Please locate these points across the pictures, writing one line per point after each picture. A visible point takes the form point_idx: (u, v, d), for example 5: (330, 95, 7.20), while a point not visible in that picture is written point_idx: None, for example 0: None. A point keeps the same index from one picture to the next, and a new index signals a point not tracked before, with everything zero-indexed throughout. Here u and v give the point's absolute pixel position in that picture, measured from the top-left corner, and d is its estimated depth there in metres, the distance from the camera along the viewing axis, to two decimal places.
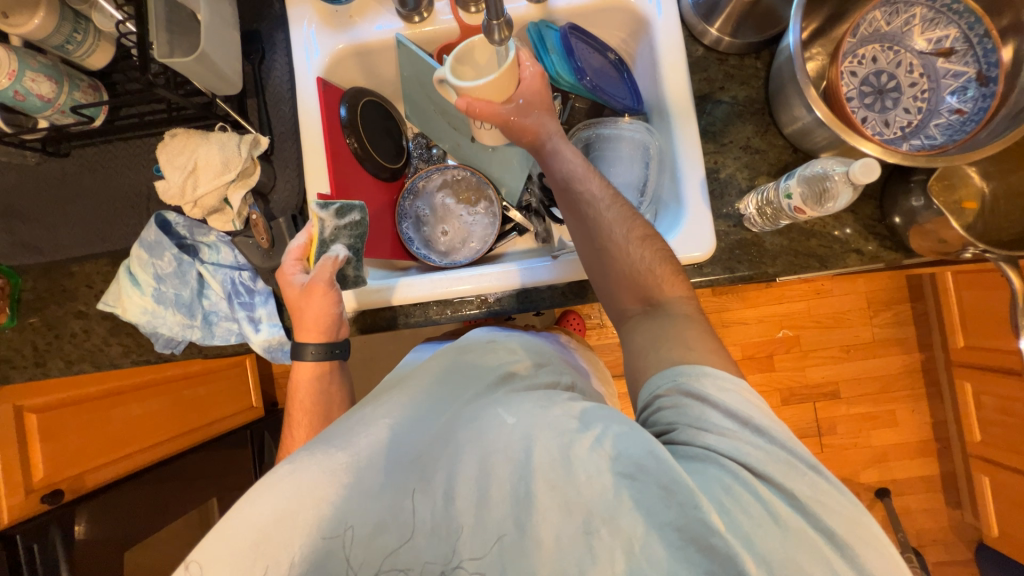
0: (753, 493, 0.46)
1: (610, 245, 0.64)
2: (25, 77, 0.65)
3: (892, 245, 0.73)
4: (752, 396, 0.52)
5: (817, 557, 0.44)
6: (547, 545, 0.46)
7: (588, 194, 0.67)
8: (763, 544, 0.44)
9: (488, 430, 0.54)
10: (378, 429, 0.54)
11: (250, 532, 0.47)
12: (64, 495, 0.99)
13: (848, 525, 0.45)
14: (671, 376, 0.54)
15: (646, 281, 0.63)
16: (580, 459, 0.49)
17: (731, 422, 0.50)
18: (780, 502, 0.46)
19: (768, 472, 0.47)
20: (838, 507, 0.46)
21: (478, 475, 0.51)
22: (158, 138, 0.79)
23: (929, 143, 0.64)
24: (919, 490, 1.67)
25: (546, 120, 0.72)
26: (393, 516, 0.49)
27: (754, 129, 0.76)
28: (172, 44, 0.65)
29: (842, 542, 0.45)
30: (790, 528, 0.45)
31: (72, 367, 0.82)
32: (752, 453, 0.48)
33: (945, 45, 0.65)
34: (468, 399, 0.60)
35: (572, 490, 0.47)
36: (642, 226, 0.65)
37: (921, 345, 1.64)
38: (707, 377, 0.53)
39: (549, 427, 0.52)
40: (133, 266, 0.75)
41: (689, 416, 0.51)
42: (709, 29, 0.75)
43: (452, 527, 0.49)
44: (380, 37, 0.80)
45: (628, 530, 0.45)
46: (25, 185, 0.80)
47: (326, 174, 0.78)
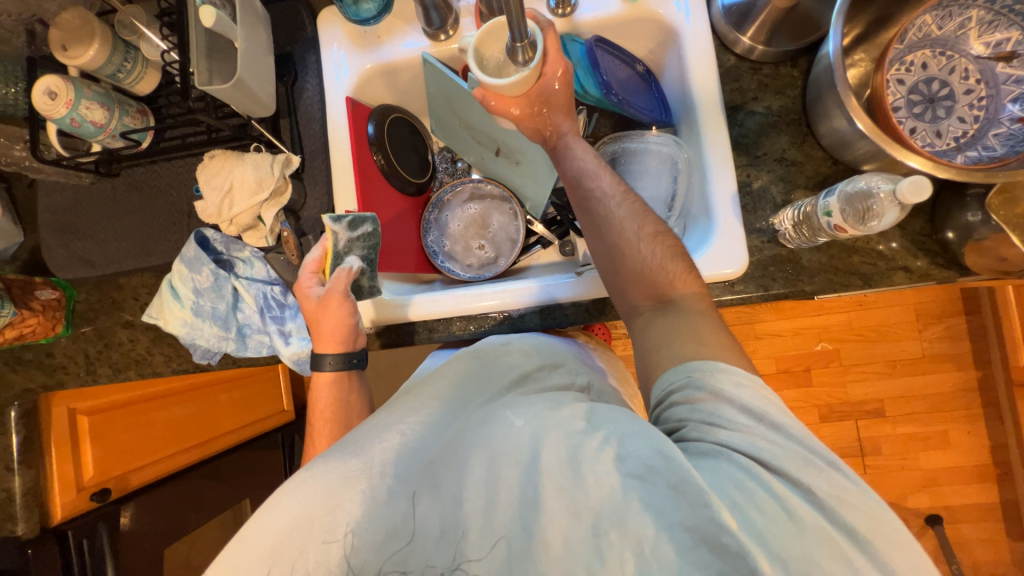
0: (770, 492, 0.43)
1: (621, 242, 0.63)
2: (80, 105, 0.70)
3: (945, 262, 0.68)
4: (770, 394, 0.50)
5: (837, 557, 0.41)
6: (556, 550, 0.45)
7: (599, 190, 0.66)
8: (779, 543, 0.41)
9: (495, 432, 0.53)
10: (391, 435, 0.56)
11: (268, 537, 0.49)
12: (111, 493, 1.05)
13: (868, 520, 0.43)
14: (686, 371, 0.52)
15: (656, 279, 0.61)
16: (588, 461, 0.47)
17: (746, 418, 0.48)
18: (797, 499, 0.43)
19: (785, 468, 0.44)
20: (857, 503, 0.43)
21: (486, 475, 0.50)
22: (199, 158, 0.83)
23: (988, 155, 0.59)
24: (975, 518, 1.55)
25: (561, 119, 0.71)
26: (404, 522, 0.49)
27: (790, 141, 0.72)
28: (211, 71, 0.69)
29: (863, 539, 0.42)
30: (808, 526, 0.42)
31: (119, 374, 0.87)
32: (768, 449, 0.45)
33: (1006, 48, 0.60)
34: (479, 402, 0.60)
35: (580, 493, 0.46)
36: (654, 223, 0.64)
37: (978, 362, 1.53)
38: (722, 373, 0.50)
39: (558, 427, 0.51)
40: (173, 281, 0.78)
41: (701, 412, 0.49)
42: (741, 37, 0.72)
43: (458, 531, 0.48)
44: (407, 56, 0.82)
45: (637, 531, 0.43)
46: (80, 203, 0.85)
47: (354, 191, 0.80)
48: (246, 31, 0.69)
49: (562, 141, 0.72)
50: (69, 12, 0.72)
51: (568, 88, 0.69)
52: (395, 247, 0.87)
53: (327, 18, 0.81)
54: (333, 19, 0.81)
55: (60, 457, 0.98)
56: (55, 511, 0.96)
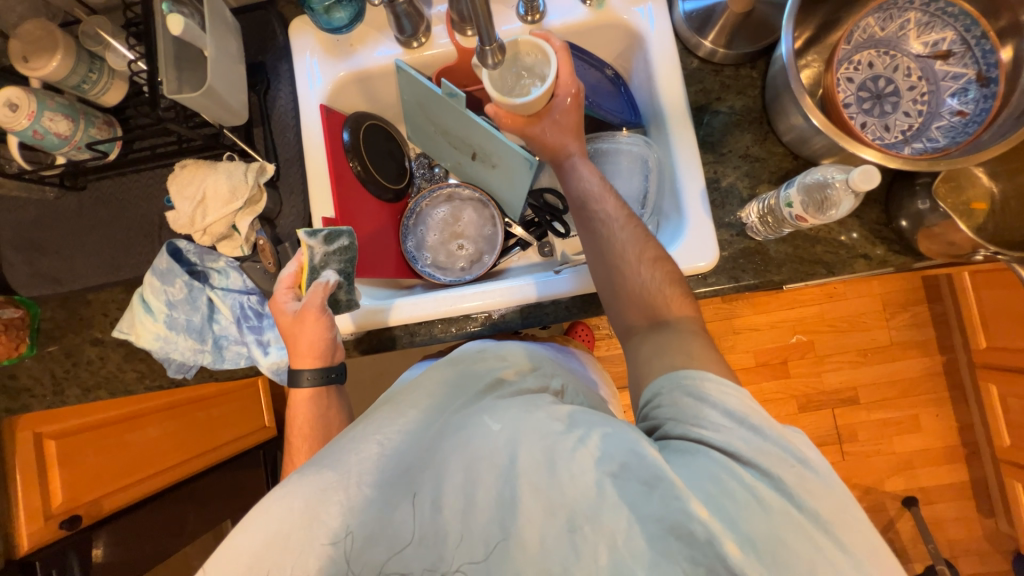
0: (741, 483, 0.44)
1: (621, 264, 0.64)
2: (43, 117, 0.69)
3: (901, 249, 0.72)
4: (754, 401, 0.50)
5: (802, 536, 0.42)
6: (532, 547, 0.47)
7: (603, 213, 0.67)
8: (748, 528, 0.43)
9: (473, 436, 0.54)
10: (369, 446, 0.54)
11: (243, 557, 0.48)
12: (82, 520, 1.01)
13: (834, 507, 0.44)
14: (675, 378, 0.52)
15: (654, 302, 0.61)
16: (563, 461, 0.49)
17: (729, 420, 0.48)
18: (767, 489, 0.44)
19: (757, 462, 0.45)
20: (824, 493, 0.44)
21: (466, 484, 0.51)
22: (170, 169, 0.82)
23: (932, 146, 0.63)
24: (948, 498, 1.61)
25: (570, 139, 0.73)
26: (382, 527, 0.50)
27: (753, 138, 0.76)
28: (180, 80, 0.68)
29: (828, 525, 0.43)
30: (775, 511, 0.43)
31: (88, 394, 0.84)
32: (744, 446, 0.46)
33: (942, 47, 0.64)
34: (460, 408, 0.60)
35: (556, 491, 0.48)
36: (654, 248, 0.64)
37: (941, 347, 1.60)
38: (709, 380, 0.51)
39: (535, 429, 0.52)
40: (145, 294, 0.77)
41: (685, 413, 0.50)
42: (703, 41, 0.75)
43: (440, 535, 0.49)
44: (380, 64, 0.82)
45: (610, 527, 0.45)
46: (44, 219, 0.83)
47: (330, 198, 0.80)
48: (215, 40, 0.69)
49: (572, 160, 0.72)
50: (29, 23, 0.70)
51: (579, 112, 0.73)
52: (373, 253, 0.87)
53: (299, 28, 0.82)
54: (305, 28, 0.82)
55: (27, 487, 0.94)
56: (21, 540, 0.92)
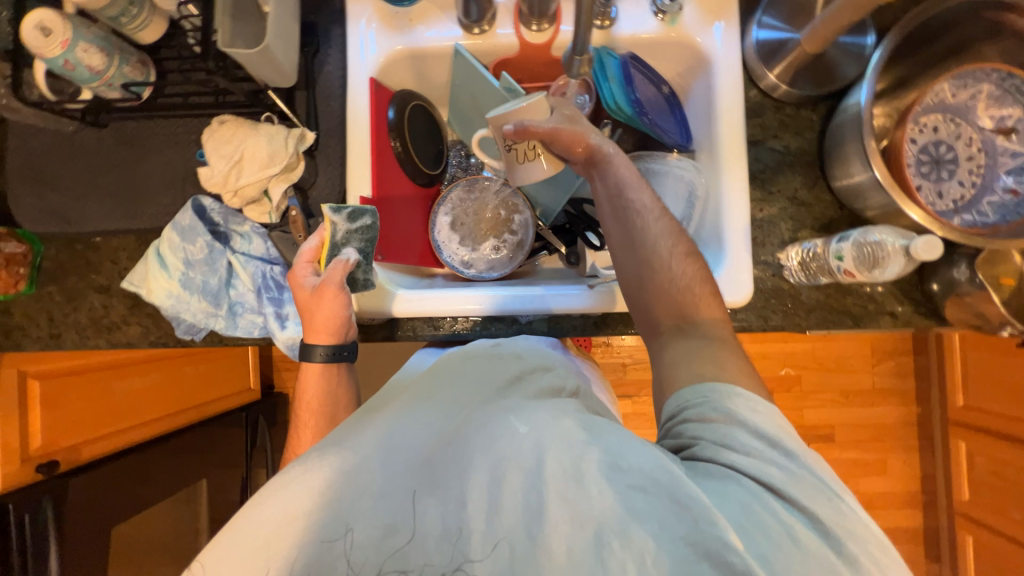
0: (774, 515, 0.44)
1: (654, 261, 0.63)
2: (78, 47, 0.64)
3: (926, 312, 0.74)
4: (783, 425, 0.51)
5: None
6: (558, 558, 0.44)
7: (638, 204, 0.65)
8: (783, 566, 0.41)
9: (498, 438, 0.51)
10: (379, 434, 0.54)
11: (260, 534, 0.47)
12: (59, 465, 0.98)
13: (869, 551, 0.43)
14: (703, 393, 0.53)
15: (683, 299, 0.62)
16: (590, 472, 0.47)
17: (760, 443, 0.48)
18: (798, 522, 0.44)
19: (792, 494, 0.45)
20: (859, 533, 0.44)
21: (490, 483, 0.49)
22: (202, 120, 0.77)
23: (980, 220, 0.64)
24: (902, 540, 1.69)
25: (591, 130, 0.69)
26: (401, 518, 0.48)
27: (803, 181, 0.76)
28: (234, 32, 0.64)
29: (861, 566, 0.42)
30: (810, 551, 0.42)
31: (86, 342, 0.81)
32: (777, 475, 0.46)
33: (1007, 123, 0.65)
34: (481, 406, 0.57)
35: (583, 503, 0.46)
36: (685, 243, 0.65)
37: (920, 398, 1.66)
38: (738, 397, 0.51)
39: (560, 438, 0.50)
40: (163, 249, 0.73)
41: (715, 432, 0.49)
42: (769, 74, 0.75)
43: (461, 530, 0.47)
44: (437, 44, 0.79)
45: (639, 543, 0.43)
46: (60, 152, 0.78)
47: (369, 176, 0.77)
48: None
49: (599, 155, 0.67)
50: None
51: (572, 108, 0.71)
52: (402, 238, 0.86)
53: None
54: None
55: (7, 427, 0.90)
56: None
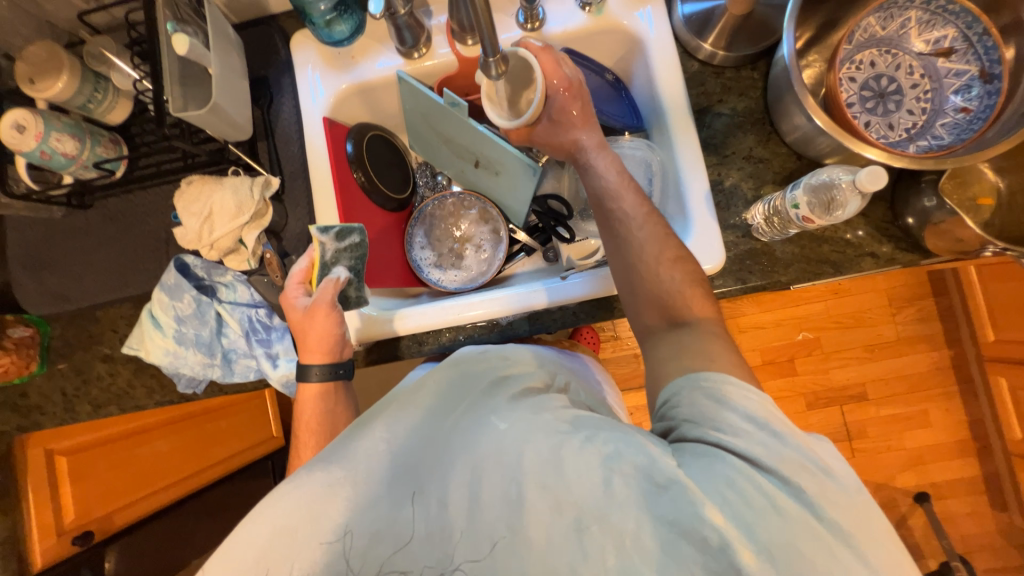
0: (759, 488, 0.42)
1: (640, 264, 0.62)
2: (51, 137, 0.69)
3: (908, 247, 0.72)
4: (776, 407, 0.48)
5: (819, 545, 0.40)
6: (540, 546, 0.46)
7: (621, 212, 0.66)
8: (766, 534, 0.41)
9: (480, 439, 0.52)
10: (377, 443, 0.53)
11: (251, 550, 0.47)
12: (94, 535, 1.02)
13: (855, 519, 0.42)
14: (695, 380, 0.50)
15: (674, 304, 0.60)
16: (572, 460, 0.47)
17: (751, 425, 0.46)
18: (783, 494, 0.42)
19: (777, 469, 0.43)
20: (846, 504, 0.42)
21: (471, 484, 0.49)
22: (176, 185, 0.82)
23: (937, 144, 0.63)
24: (962, 493, 1.59)
25: (580, 132, 0.72)
26: (390, 525, 0.49)
27: (756, 139, 0.76)
28: (185, 97, 0.69)
29: (847, 534, 0.41)
30: (793, 518, 0.41)
31: (99, 411, 0.84)
32: (763, 452, 0.44)
33: (944, 45, 0.64)
34: (468, 407, 0.57)
35: (564, 491, 0.46)
36: (674, 248, 0.63)
37: (949, 341, 1.59)
38: (731, 385, 0.49)
39: (542, 430, 0.50)
40: (154, 310, 0.76)
41: (704, 415, 0.48)
42: (703, 44, 0.76)
43: (446, 532, 0.48)
44: (382, 75, 0.83)
45: (619, 526, 0.44)
46: (53, 236, 0.83)
47: (335, 210, 0.80)
48: (219, 58, 0.69)
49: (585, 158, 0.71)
50: (36, 45, 0.71)
51: (579, 102, 0.72)
52: (380, 263, 0.87)
53: (300, 42, 0.82)
54: (306, 42, 0.82)
55: (38, 504, 0.94)
56: (34, 558, 0.93)
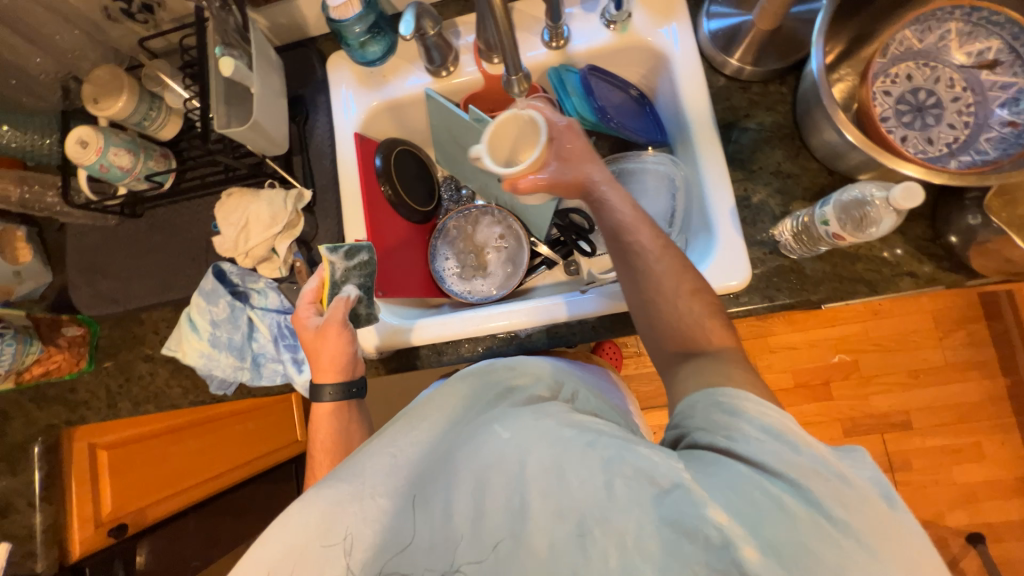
0: (767, 492, 0.40)
1: (656, 297, 0.61)
2: (109, 152, 0.75)
3: (951, 266, 0.68)
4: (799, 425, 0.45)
5: (832, 546, 0.38)
6: (541, 553, 0.45)
7: (638, 246, 0.63)
8: (773, 534, 0.39)
9: (486, 444, 0.52)
10: (384, 459, 0.54)
11: (263, 565, 0.49)
12: (127, 528, 1.07)
13: (873, 523, 0.39)
14: (712, 396, 0.49)
15: (693, 336, 0.59)
16: (571, 467, 0.47)
17: (766, 436, 0.43)
18: (793, 497, 0.40)
19: (786, 472, 0.41)
20: (863, 508, 0.39)
21: (475, 490, 0.49)
22: (217, 196, 0.87)
23: (981, 159, 0.60)
24: (1022, 536, 1.45)
25: (592, 167, 0.69)
26: (397, 533, 0.49)
27: (784, 154, 0.74)
28: (229, 115, 0.73)
29: (864, 541, 0.38)
30: (802, 522, 0.39)
31: (138, 408, 0.89)
32: (774, 457, 0.42)
33: (988, 57, 0.61)
34: (475, 419, 0.58)
35: (564, 497, 0.46)
36: (692, 279, 0.61)
37: (1004, 368, 1.48)
38: (748, 402, 0.47)
39: (544, 439, 0.50)
40: (192, 314, 0.81)
41: (715, 424, 0.46)
42: (729, 59, 0.75)
43: (450, 540, 0.48)
44: (411, 93, 0.86)
45: (620, 528, 0.43)
46: (107, 243, 0.90)
47: (363, 222, 0.83)
48: (260, 79, 0.74)
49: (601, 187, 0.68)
50: (100, 69, 0.78)
51: (580, 138, 0.70)
52: (403, 273, 0.90)
53: (336, 63, 0.87)
54: (342, 63, 0.87)
55: (79, 495, 0.99)
56: (73, 546, 0.98)
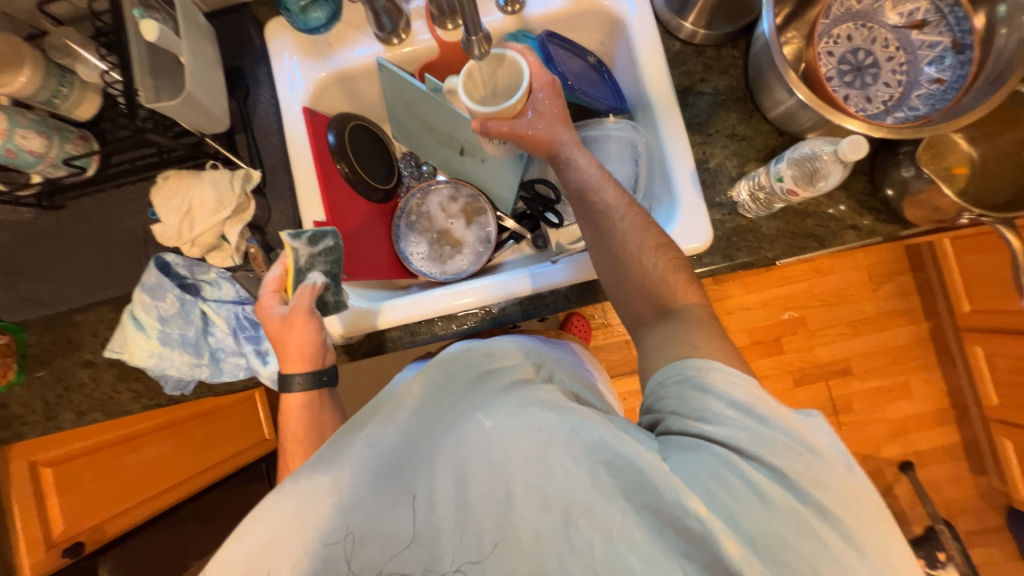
0: (742, 475, 0.43)
1: (623, 254, 0.62)
2: (16, 134, 0.66)
3: (888, 218, 0.74)
4: (763, 392, 0.48)
5: (804, 530, 0.40)
6: (526, 542, 0.45)
7: (604, 204, 0.64)
8: (748, 522, 0.41)
9: (465, 436, 0.52)
10: (358, 449, 0.52)
11: (237, 565, 0.46)
12: (84, 546, 0.98)
13: (842, 499, 0.42)
14: (681, 369, 0.51)
15: (658, 291, 0.60)
16: (556, 454, 0.47)
17: (736, 411, 0.46)
18: (767, 479, 0.43)
19: (760, 454, 0.43)
20: (832, 482, 0.42)
21: (458, 483, 0.48)
22: (152, 181, 0.80)
23: (913, 114, 0.65)
24: (944, 459, 1.64)
25: (560, 129, 0.70)
26: (376, 525, 0.46)
27: (739, 117, 0.76)
28: (157, 89, 0.66)
29: (833, 516, 0.41)
30: (777, 505, 0.41)
31: (83, 418, 0.82)
32: (746, 439, 0.44)
33: (917, 17, 0.65)
34: (453, 404, 0.58)
35: (549, 485, 0.46)
36: (657, 235, 0.62)
37: (927, 313, 1.64)
38: (714, 372, 0.49)
39: (526, 427, 0.49)
40: (136, 311, 0.74)
41: (689, 406, 0.48)
42: (684, 23, 0.76)
43: (435, 532, 0.46)
44: (361, 63, 0.81)
45: (605, 518, 0.44)
46: (24, 240, 0.80)
47: (320, 203, 0.79)
48: (190, 46, 0.68)
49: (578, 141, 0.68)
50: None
51: (561, 100, 0.70)
52: (368, 255, 0.86)
53: (275, 30, 0.80)
54: (282, 30, 0.80)
55: (25, 518, 0.90)
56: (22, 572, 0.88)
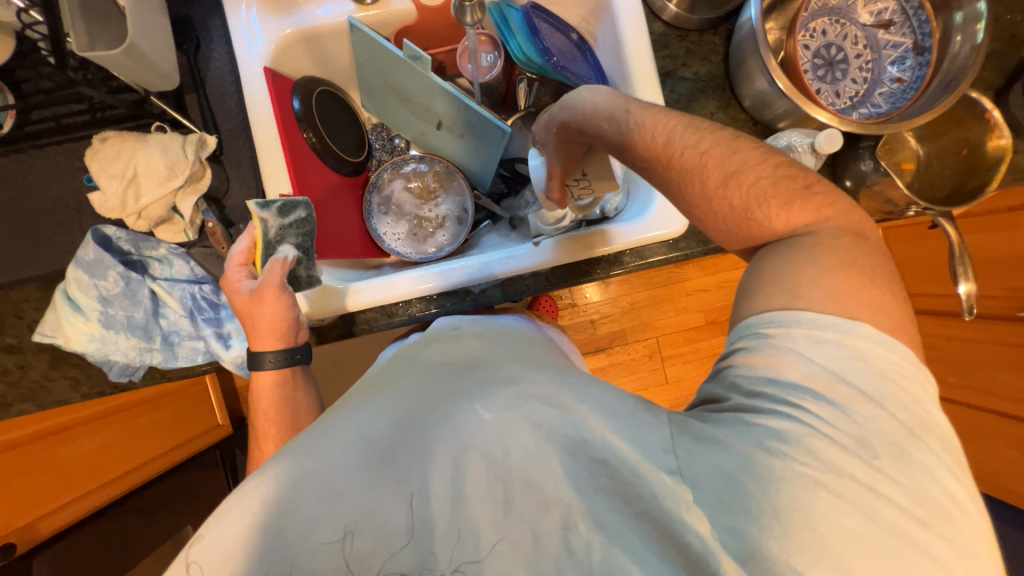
0: (779, 470, 0.41)
1: (731, 205, 0.52)
2: None
3: None
4: (865, 357, 0.43)
5: (832, 539, 0.38)
6: (521, 549, 0.43)
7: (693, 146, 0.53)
8: (761, 540, 0.39)
9: (463, 425, 0.49)
10: (348, 432, 0.50)
11: (216, 554, 0.42)
12: (15, 548, 0.84)
13: (880, 520, 0.38)
14: (762, 332, 0.47)
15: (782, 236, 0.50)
16: (552, 458, 0.46)
17: (809, 389, 0.43)
18: (809, 470, 0.40)
19: (808, 447, 0.41)
20: (858, 501, 0.39)
21: (455, 476, 0.46)
22: (84, 143, 0.70)
23: (875, 111, 0.69)
24: None
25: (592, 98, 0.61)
26: (366, 516, 0.44)
27: (717, 105, 0.78)
28: (91, 35, 0.59)
29: (865, 536, 0.38)
30: (792, 521, 0.39)
31: (9, 410, 0.73)
32: (812, 421, 0.42)
33: (885, 17, 0.70)
34: (451, 392, 0.55)
35: (545, 485, 0.45)
36: (769, 166, 0.52)
37: None
38: (800, 331, 0.45)
39: (527, 420, 0.48)
40: (71, 290, 0.66)
41: (762, 374, 0.45)
42: (668, 4, 0.75)
43: (429, 526, 0.44)
44: (330, 22, 0.75)
45: (602, 524, 0.43)
46: None
47: (286, 173, 0.72)
48: None
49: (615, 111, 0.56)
50: None
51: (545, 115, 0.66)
52: (338, 233, 0.81)
53: None
54: None
55: None
56: None
